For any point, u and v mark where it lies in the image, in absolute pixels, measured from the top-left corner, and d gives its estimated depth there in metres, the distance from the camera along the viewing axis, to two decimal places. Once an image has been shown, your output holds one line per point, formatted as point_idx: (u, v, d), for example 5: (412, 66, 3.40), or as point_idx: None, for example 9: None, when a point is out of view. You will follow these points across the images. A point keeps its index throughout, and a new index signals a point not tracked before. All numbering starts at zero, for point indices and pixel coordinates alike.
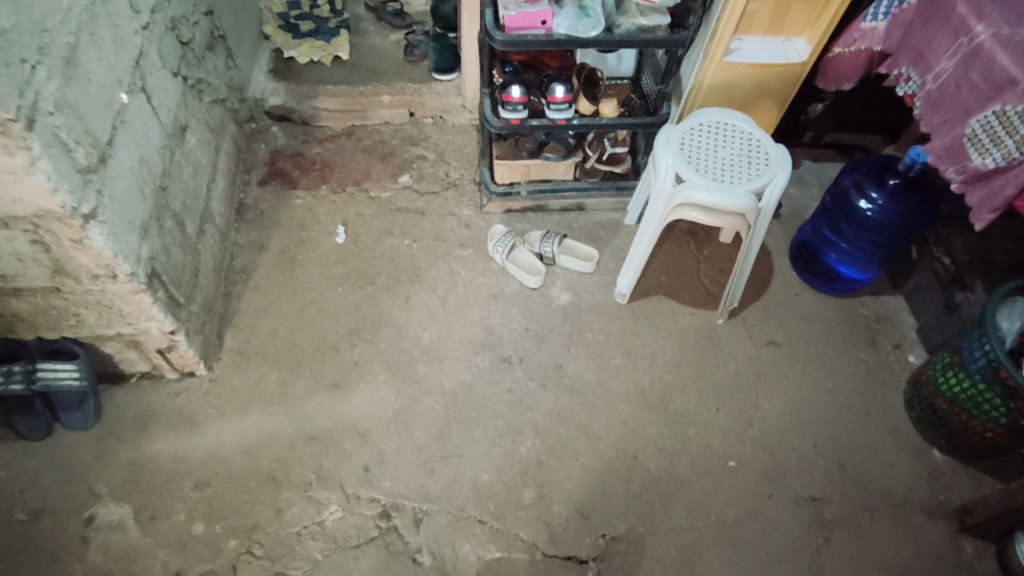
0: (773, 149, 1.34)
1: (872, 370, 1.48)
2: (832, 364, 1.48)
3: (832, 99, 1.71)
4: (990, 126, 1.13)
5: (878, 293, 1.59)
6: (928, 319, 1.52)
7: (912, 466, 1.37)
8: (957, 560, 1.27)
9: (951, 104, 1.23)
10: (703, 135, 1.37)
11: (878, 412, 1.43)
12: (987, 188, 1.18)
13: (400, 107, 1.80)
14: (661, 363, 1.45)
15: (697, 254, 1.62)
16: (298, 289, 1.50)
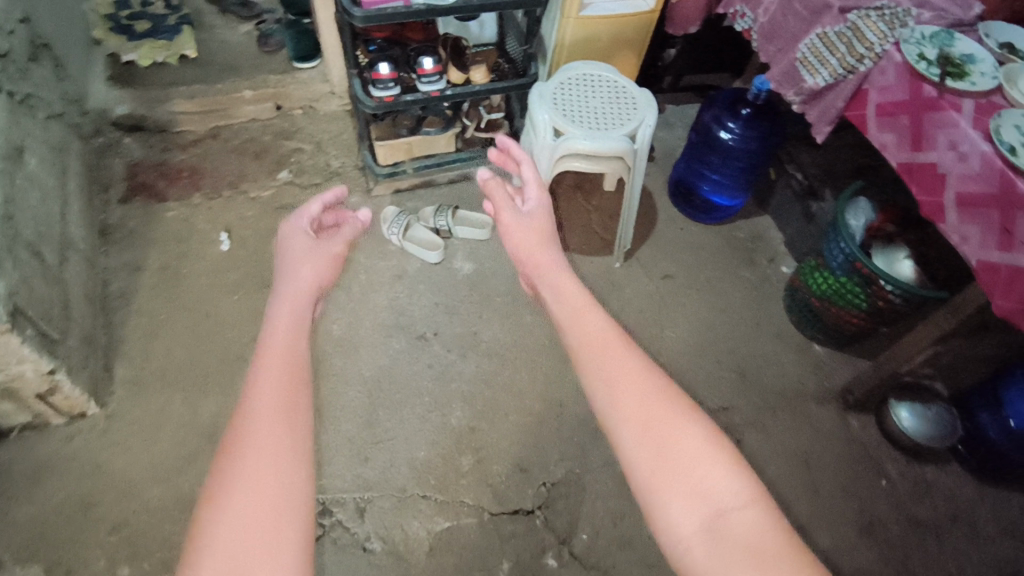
0: (638, 92, 1.42)
1: (755, 285, 1.63)
2: (720, 286, 1.62)
3: (681, 45, 1.83)
4: (816, 48, 1.31)
5: (748, 216, 1.75)
6: (793, 232, 1.69)
7: (800, 362, 1.53)
8: (848, 434, 1.45)
9: (782, 33, 1.39)
10: (573, 87, 1.43)
11: (765, 321, 1.59)
12: (821, 105, 1.36)
13: (265, 100, 1.72)
14: None
15: (586, 205, 1.70)
16: (188, 304, 1.41)
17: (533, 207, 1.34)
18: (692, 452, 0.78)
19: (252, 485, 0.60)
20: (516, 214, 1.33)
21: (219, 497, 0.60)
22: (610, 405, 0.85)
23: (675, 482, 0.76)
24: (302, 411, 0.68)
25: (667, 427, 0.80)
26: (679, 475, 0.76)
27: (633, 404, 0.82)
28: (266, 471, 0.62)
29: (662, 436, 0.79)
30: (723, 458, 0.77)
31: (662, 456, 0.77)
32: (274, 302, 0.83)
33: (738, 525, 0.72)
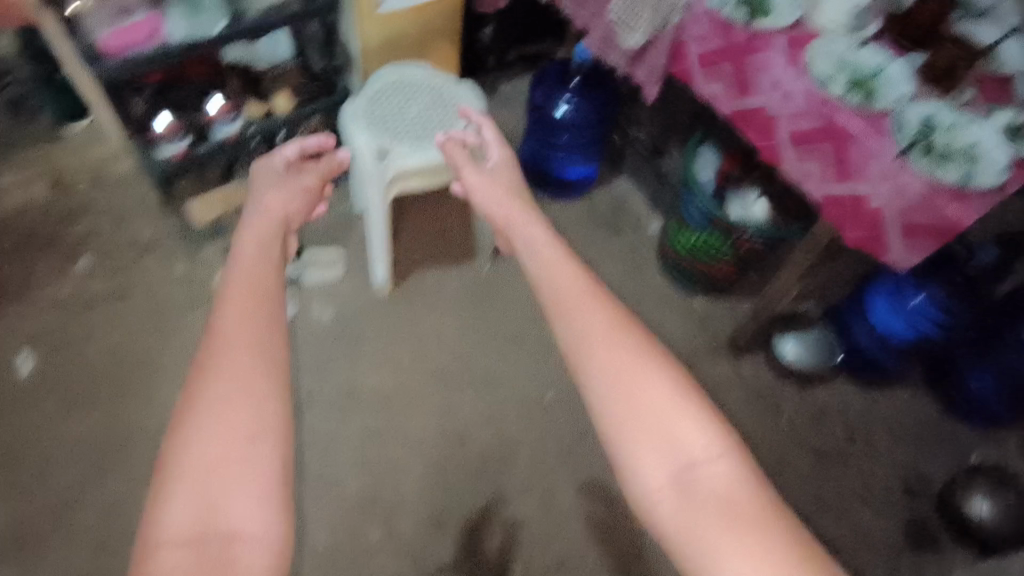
0: (459, 88, 1.32)
1: (626, 254, 1.61)
2: (594, 264, 1.59)
3: (496, 21, 1.72)
4: (626, 7, 1.24)
5: (606, 181, 1.71)
6: (652, 190, 1.69)
7: (685, 320, 1.54)
8: (740, 378, 1.50)
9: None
10: (388, 97, 1.29)
11: (645, 289, 1.59)
12: (645, 63, 1.31)
13: (37, 176, 1.48)
14: (450, 335, 1.41)
15: (438, 211, 1.57)
16: (8, 448, 1.24)
17: (496, 168, 1.21)
18: (659, 397, 0.77)
19: (212, 424, 0.70)
20: (480, 174, 1.20)
21: (188, 431, 0.70)
22: (584, 355, 0.81)
23: (639, 433, 0.76)
24: (255, 353, 0.76)
25: (639, 376, 0.78)
26: (652, 422, 0.76)
27: (611, 369, 0.79)
28: (227, 422, 0.71)
29: (635, 388, 0.78)
30: (710, 424, 0.76)
31: (635, 415, 0.76)
32: (235, 256, 0.91)
33: (710, 475, 0.73)
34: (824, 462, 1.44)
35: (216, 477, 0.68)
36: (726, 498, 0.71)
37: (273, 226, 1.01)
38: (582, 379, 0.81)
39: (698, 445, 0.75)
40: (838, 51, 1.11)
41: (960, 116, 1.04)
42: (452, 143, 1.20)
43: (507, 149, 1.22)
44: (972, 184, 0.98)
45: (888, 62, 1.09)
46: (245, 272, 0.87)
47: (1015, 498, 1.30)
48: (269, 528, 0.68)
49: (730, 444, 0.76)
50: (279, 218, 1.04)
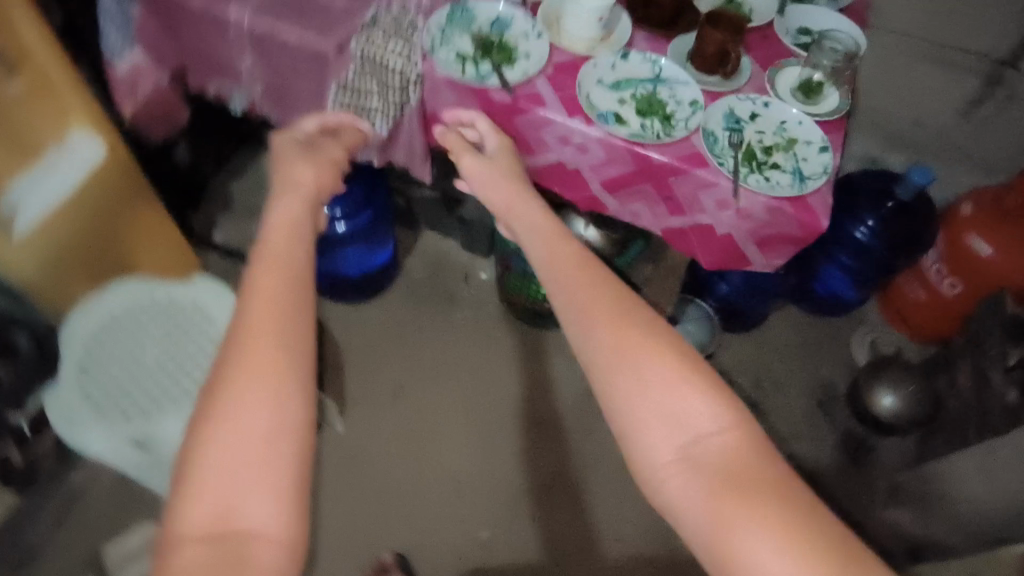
0: (195, 296, 0.98)
1: (470, 321, 1.51)
2: (446, 354, 1.47)
3: (186, 136, 1.39)
4: (348, 101, 0.95)
5: (408, 247, 1.58)
6: (461, 236, 1.56)
7: (565, 360, 1.48)
8: None
9: (297, 100, 1.00)
10: (109, 354, 0.94)
11: (507, 343, 1.50)
12: (403, 149, 1.03)
13: None
14: (343, 521, 1.28)
15: None
16: None
17: (500, 154, 0.89)
18: (650, 359, 0.58)
19: (229, 428, 0.50)
20: (489, 162, 0.88)
21: (208, 431, 0.50)
22: (594, 314, 0.62)
23: (659, 397, 0.57)
24: (278, 332, 0.55)
25: (644, 351, 0.59)
26: (666, 407, 0.57)
27: (613, 325, 0.60)
28: (248, 385, 0.52)
29: (630, 347, 0.59)
30: (704, 391, 0.58)
31: (645, 380, 0.58)
32: (274, 208, 0.67)
33: (717, 442, 0.55)
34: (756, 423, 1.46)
35: (236, 468, 0.49)
36: (750, 482, 0.53)
37: (315, 180, 0.75)
38: (581, 338, 0.62)
39: (718, 427, 0.56)
40: (606, 72, 0.95)
41: (753, 103, 0.95)
42: (456, 138, 0.92)
43: (508, 137, 0.92)
44: (808, 189, 0.87)
45: (659, 66, 0.96)
46: (263, 254, 0.61)
47: (912, 381, 1.37)
48: (278, 530, 0.48)
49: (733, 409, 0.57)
50: (311, 195, 0.72)
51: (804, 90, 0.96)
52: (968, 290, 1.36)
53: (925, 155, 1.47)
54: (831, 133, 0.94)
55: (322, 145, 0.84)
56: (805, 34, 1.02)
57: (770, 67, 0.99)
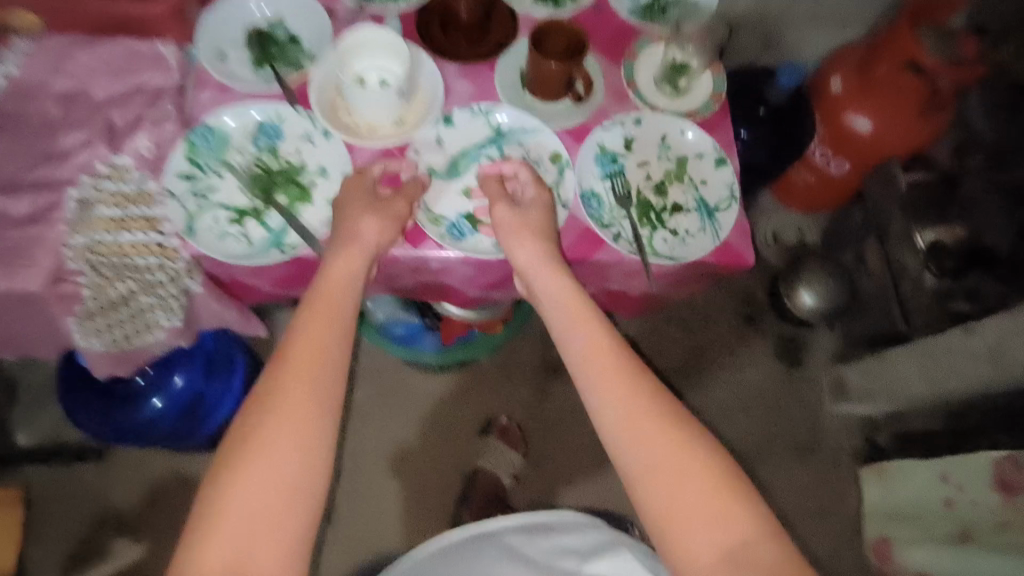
0: None
1: (376, 391, 1.28)
2: (364, 441, 1.25)
3: None
4: (103, 330, 0.67)
5: None
6: None
7: (496, 387, 1.31)
8: None
9: (21, 337, 0.70)
10: None
11: (427, 399, 1.29)
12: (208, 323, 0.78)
13: None
14: None
15: None
16: None
17: (536, 208, 0.66)
18: (662, 428, 0.53)
19: (252, 488, 0.48)
20: (521, 217, 0.65)
21: (229, 477, 0.48)
22: (604, 366, 0.57)
23: (668, 481, 0.51)
24: (300, 443, 0.50)
25: (693, 453, 0.52)
26: (677, 500, 0.51)
27: (620, 377, 0.56)
28: (274, 476, 0.48)
29: (649, 427, 0.53)
30: (703, 468, 0.51)
31: (658, 458, 0.52)
32: (320, 274, 0.59)
33: (735, 539, 0.49)
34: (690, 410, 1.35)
35: (255, 544, 0.47)
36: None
37: (357, 266, 0.61)
38: (587, 389, 0.57)
39: (736, 523, 0.50)
40: (434, 154, 0.70)
41: (623, 126, 0.74)
42: (493, 186, 0.68)
43: (549, 189, 0.67)
44: (724, 225, 0.71)
45: (494, 118, 0.72)
46: (291, 345, 0.54)
47: (827, 274, 1.35)
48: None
49: (745, 499, 0.51)
50: (351, 282, 0.60)
51: (671, 82, 0.76)
52: (854, 164, 1.26)
53: (783, 27, 1.30)
54: (719, 127, 0.76)
55: (373, 208, 0.63)
56: None
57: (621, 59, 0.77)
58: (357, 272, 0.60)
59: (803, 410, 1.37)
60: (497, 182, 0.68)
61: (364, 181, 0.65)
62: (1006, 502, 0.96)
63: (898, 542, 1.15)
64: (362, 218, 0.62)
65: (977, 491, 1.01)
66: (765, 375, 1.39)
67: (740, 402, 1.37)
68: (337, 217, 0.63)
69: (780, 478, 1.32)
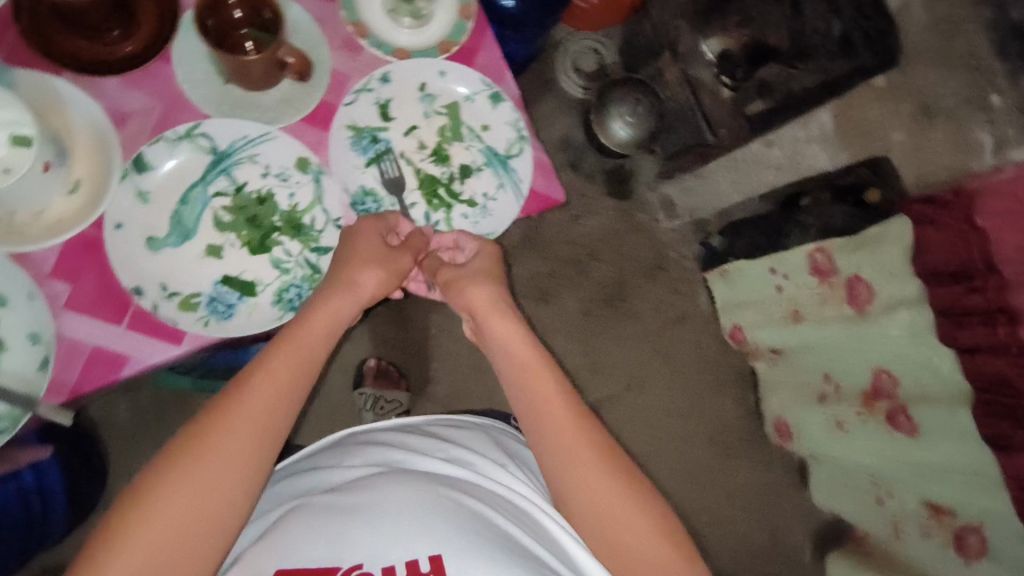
0: None
1: None
2: None
3: None
4: None
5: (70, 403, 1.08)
6: None
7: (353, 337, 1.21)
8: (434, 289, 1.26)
9: None
10: None
11: None
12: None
13: None
14: None
15: None
16: None
17: (483, 258, 0.58)
18: (584, 447, 0.52)
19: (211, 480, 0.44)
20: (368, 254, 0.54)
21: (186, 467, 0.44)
22: (525, 375, 0.55)
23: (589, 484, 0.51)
24: (224, 491, 0.44)
25: (606, 481, 0.51)
26: (598, 489, 0.51)
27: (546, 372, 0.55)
28: (226, 477, 0.44)
29: (573, 440, 0.52)
30: (614, 476, 0.51)
31: (580, 454, 0.51)
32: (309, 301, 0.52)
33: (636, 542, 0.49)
34: (542, 286, 1.33)
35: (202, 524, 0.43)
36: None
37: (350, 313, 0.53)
38: (511, 395, 0.55)
39: (632, 532, 0.50)
40: (143, 217, 0.53)
41: (369, 90, 0.59)
42: (432, 260, 0.59)
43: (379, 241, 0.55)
44: (522, 174, 0.61)
45: (204, 138, 0.55)
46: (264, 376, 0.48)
47: (633, 96, 1.28)
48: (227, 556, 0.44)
49: (642, 495, 0.51)
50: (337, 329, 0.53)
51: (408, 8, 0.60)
52: None
53: None
54: (480, 49, 0.62)
55: (381, 260, 0.54)
56: None
57: None
58: (348, 314, 0.53)
59: (644, 235, 1.40)
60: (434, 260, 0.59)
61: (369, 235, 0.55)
62: (821, 283, 1.01)
63: (748, 328, 1.27)
64: (364, 270, 0.54)
65: (799, 275, 1.06)
66: (598, 218, 1.38)
67: (586, 251, 1.37)
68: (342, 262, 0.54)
69: (625, 346, 1.37)
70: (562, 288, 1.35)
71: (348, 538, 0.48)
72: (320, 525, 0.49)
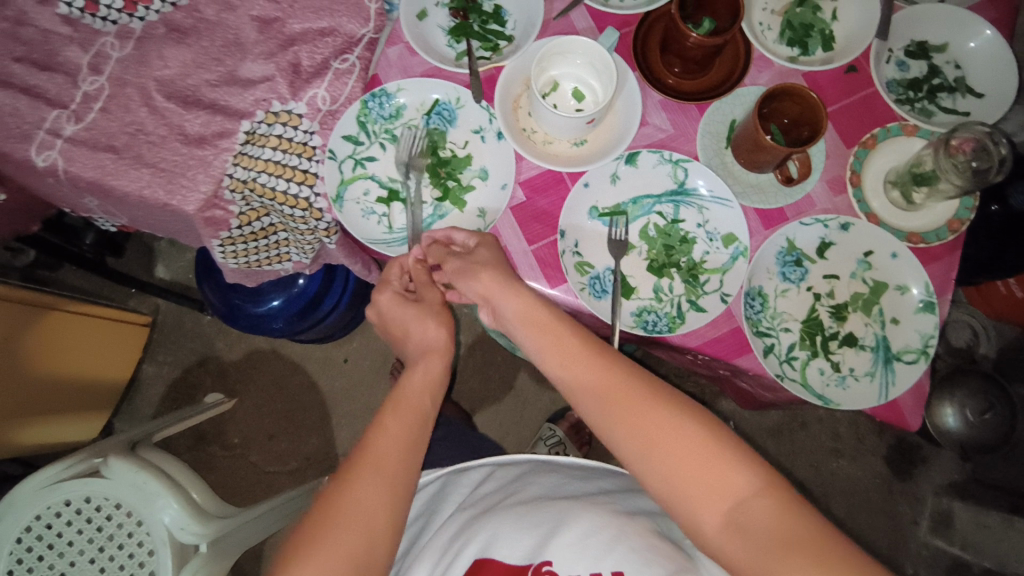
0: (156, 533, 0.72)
1: (466, 344, 1.27)
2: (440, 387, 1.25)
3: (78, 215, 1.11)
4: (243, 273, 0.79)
5: None
6: None
7: None
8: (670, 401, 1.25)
9: (163, 230, 0.73)
10: None
11: (513, 369, 1.26)
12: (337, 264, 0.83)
13: None
14: None
15: (236, 448, 1.22)
16: None
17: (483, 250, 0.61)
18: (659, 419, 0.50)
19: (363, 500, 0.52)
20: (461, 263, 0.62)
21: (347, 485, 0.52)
22: (594, 377, 0.54)
23: (653, 437, 0.49)
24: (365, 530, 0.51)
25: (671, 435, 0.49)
26: (659, 440, 0.49)
27: (585, 370, 0.55)
28: (374, 497, 0.52)
29: (639, 425, 0.50)
30: (675, 425, 0.49)
31: (627, 413, 0.51)
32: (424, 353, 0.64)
33: (722, 489, 0.46)
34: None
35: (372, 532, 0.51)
36: (779, 538, 0.42)
37: (438, 370, 0.64)
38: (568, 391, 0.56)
39: (718, 481, 0.46)
40: (604, 191, 0.64)
41: (825, 225, 0.63)
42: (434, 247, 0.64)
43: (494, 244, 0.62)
44: (899, 379, 0.59)
45: (683, 172, 0.63)
46: (379, 427, 0.56)
47: (984, 398, 1.15)
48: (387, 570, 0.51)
49: (732, 444, 0.48)
50: (426, 382, 0.62)
51: (905, 188, 0.63)
52: None
53: None
54: (941, 260, 0.63)
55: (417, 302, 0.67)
56: (914, 57, 0.68)
57: (856, 143, 0.65)
58: (433, 373, 0.63)
59: (889, 522, 1.23)
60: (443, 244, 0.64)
61: (426, 291, 0.67)
62: None
63: None
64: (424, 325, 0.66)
65: None
66: (859, 469, 1.24)
67: (823, 487, 1.24)
68: (408, 329, 0.67)
69: None
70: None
71: (536, 545, 0.51)
72: (506, 527, 0.53)
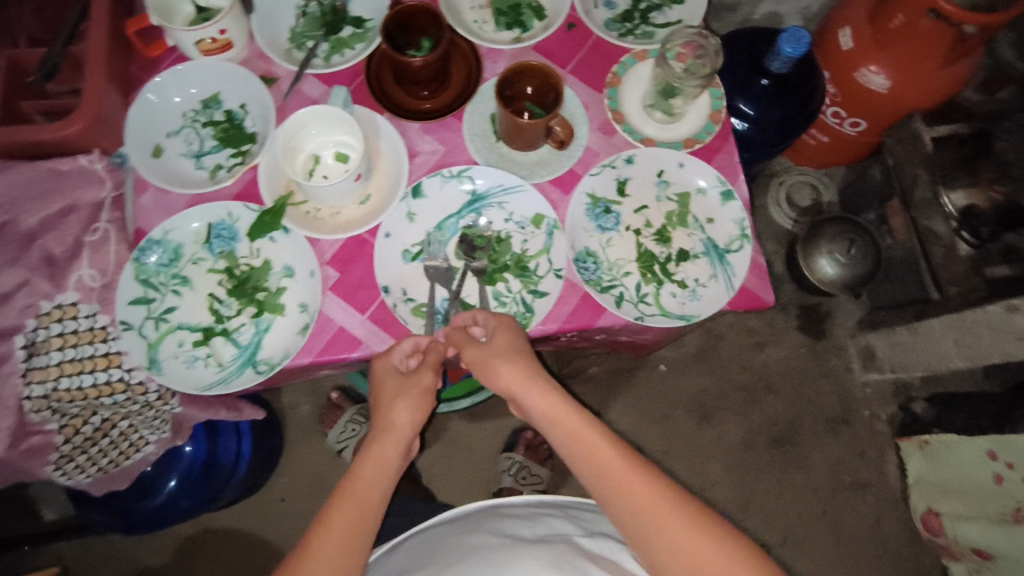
0: None
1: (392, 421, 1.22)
2: None
3: None
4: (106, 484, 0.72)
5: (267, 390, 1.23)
6: None
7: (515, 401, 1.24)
8: (602, 374, 1.27)
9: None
10: None
11: (449, 423, 1.23)
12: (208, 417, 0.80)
13: None
14: None
15: None
16: None
17: (501, 332, 0.59)
18: (648, 486, 0.52)
19: None
20: (488, 350, 0.58)
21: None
22: (600, 446, 0.55)
23: (652, 518, 0.50)
24: (339, 561, 0.51)
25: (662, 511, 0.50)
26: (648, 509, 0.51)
27: (589, 431, 0.55)
28: None
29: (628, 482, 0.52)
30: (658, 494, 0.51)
31: (625, 485, 0.52)
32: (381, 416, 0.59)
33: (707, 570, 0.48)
34: (708, 404, 1.26)
35: None
36: None
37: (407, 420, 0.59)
38: (561, 444, 0.56)
39: (695, 554, 0.48)
40: (407, 232, 0.64)
41: (613, 167, 0.66)
42: (455, 334, 0.60)
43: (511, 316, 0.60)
44: (738, 269, 0.62)
45: (468, 181, 0.65)
46: (357, 464, 0.57)
47: (849, 238, 1.21)
48: None
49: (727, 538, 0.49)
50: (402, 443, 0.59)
51: (661, 105, 0.67)
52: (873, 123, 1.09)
53: None
54: (721, 150, 0.67)
55: (401, 392, 0.59)
56: None
57: (604, 85, 0.69)
58: (404, 428, 0.59)
59: (832, 382, 1.29)
60: (464, 331, 0.61)
61: (420, 374, 0.59)
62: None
63: (949, 518, 1.05)
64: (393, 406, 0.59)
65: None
66: (786, 346, 1.30)
67: (764, 384, 1.28)
68: (386, 404, 0.60)
69: (791, 482, 1.24)
70: (730, 412, 1.27)
71: None
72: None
